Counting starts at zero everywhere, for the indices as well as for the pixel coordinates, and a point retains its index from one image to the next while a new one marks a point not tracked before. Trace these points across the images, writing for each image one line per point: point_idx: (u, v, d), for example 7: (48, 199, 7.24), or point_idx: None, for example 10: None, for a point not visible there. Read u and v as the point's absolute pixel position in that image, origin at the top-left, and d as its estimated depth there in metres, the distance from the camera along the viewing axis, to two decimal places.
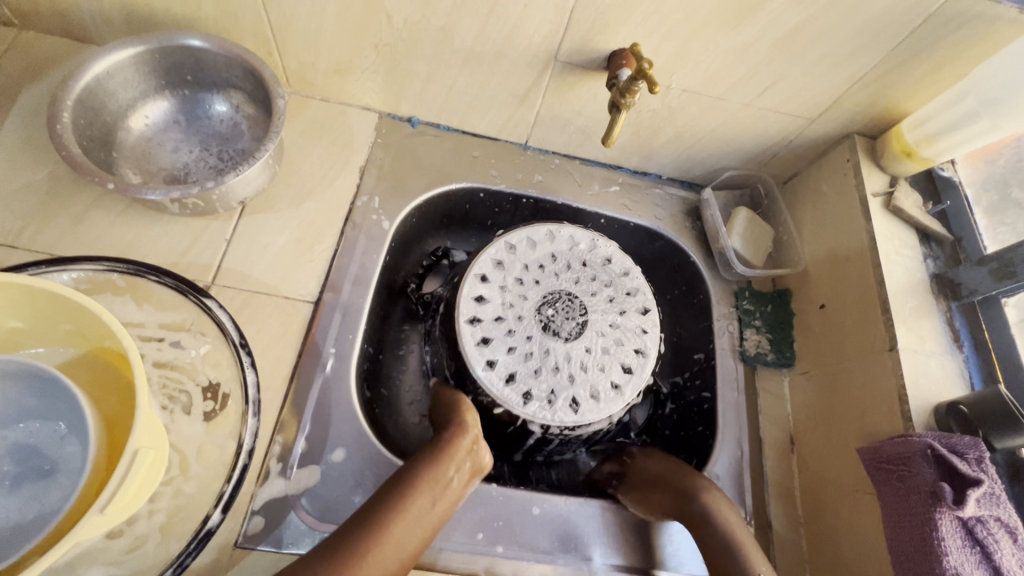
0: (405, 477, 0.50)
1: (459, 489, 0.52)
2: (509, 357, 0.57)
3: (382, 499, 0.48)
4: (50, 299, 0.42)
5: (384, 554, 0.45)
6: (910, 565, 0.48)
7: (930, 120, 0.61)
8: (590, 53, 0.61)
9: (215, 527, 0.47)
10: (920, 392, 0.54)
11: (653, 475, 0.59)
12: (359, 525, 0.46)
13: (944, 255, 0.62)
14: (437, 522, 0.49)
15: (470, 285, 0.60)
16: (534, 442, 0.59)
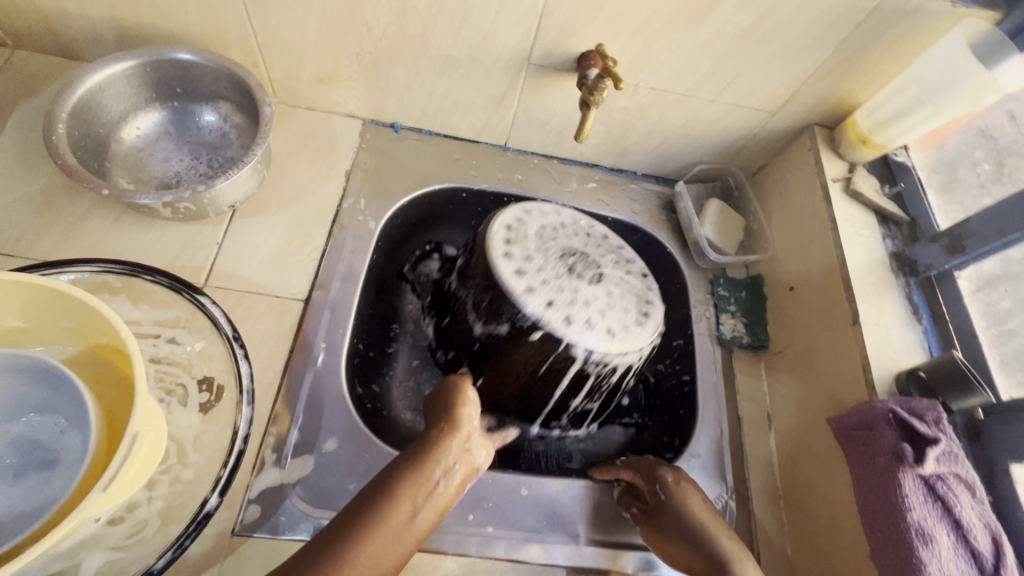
0: (385, 482, 0.45)
1: (446, 494, 0.47)
2: (543, 288, 0.58)
3: (359, 508, 0.43)
4: (50, 296, 0.45)
5: (356, 571, 0.40)
6: (877, 522, 0.51)
7: (880, 108, 0.65)
8: (561, 55, 0.65)
9: (213, 511, 0.48)
10: (883, 361, 0.57)
11: (689, 528, 0.54)
12: (339, 529, 0.42)
13: (902, 235, 0.66)
14: (421, 533, 0.44)
15: (497, 229, 0.61)
16: (567, 380, 0.60)
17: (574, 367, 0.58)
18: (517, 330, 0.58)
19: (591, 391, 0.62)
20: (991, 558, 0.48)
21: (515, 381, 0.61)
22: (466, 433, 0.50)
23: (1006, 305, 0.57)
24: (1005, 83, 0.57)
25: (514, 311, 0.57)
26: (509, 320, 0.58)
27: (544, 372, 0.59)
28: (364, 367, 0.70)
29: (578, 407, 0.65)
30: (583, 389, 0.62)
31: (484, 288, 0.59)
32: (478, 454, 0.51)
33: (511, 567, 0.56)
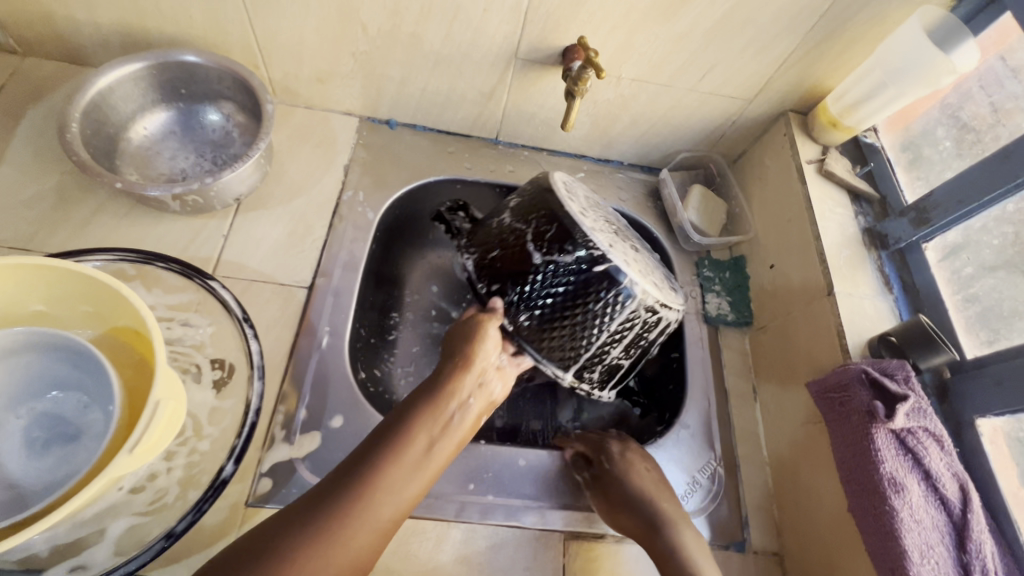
0: (402, 417, 0.47)
1: (462, 426, 0.50)
2: (604, 231, 0.57)
3: (377, 442, 0.46)
4: (73, 279, 0.47)
5: (378, 500, 0.43)
6: (854, 475, 0.54)
7: (849, 93, 0.69)
8: (546, 49, 0.68)
9: (229, 477, 0.51)
10: (857, 328, 0.61)
11: (633, 495, 0.59)
12: (358, 462, 0.44)
13: (874, 211, 0.70)
14: (440, 461, 0.47)
15: (560, 177, 0.61)
16: (613, 330, 0.56)
17: (629, 309, 0.55)
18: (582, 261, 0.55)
19: (628, 346, 0.59)
20: (960, 505, 0.51)
21: (557, 326, 0.56)
22: (480, 369, 0.53)
23: (969, 271, 0.60)
24: (960, 65, 0.60)
25: (585, 240, 0.55)
26: (576, 247, 0.55)
27: (593, 316, 0.55)
28: (367, 353, 0.73)
29: (611, 365, 0.60)
30: (621, 343, 0.58)
31: (550, 218, 0.57)
32: (490, 388, 0.54)
33: (511, 532, 0.59)
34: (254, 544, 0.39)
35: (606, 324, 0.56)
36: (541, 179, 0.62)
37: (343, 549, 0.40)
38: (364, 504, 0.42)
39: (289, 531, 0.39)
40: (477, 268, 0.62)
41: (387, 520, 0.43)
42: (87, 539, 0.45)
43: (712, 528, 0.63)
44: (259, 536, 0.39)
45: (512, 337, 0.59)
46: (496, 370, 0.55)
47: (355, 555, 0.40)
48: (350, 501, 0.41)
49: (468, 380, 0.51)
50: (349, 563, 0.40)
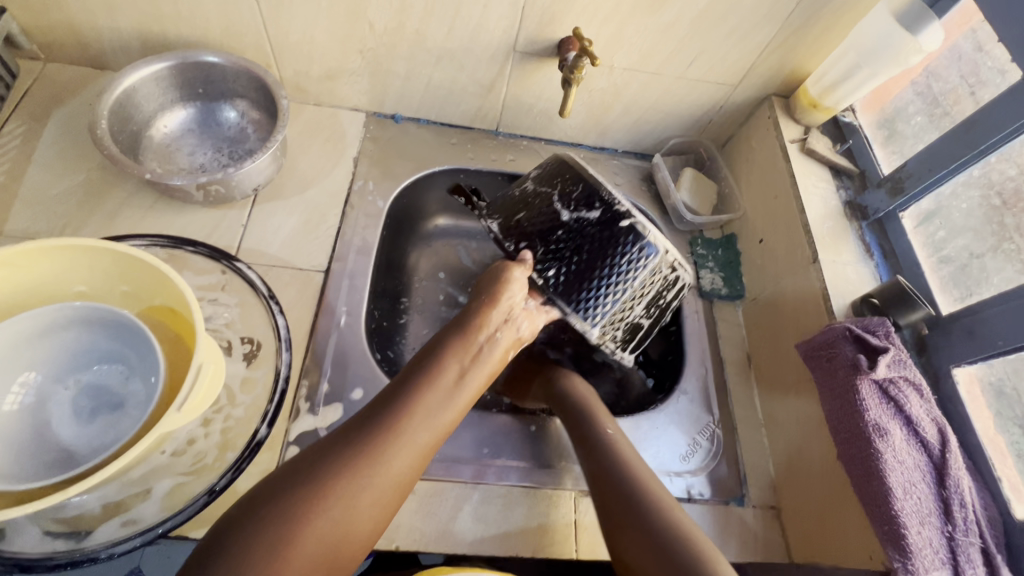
0: (436, 350, 0.51)
1: (491, 358, 0.53)
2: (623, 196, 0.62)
3: (411, 375, 0.49)
4: (113, 260, 0.51)
5: (417, 420, 0.46)
6: (841, 426, 0.58)
7: (826, 74, 0.73)
8: (543, 42, 0.73)
9: (264, 439, 0.55)
10: (840, 292, 0.65)
11: (536, 370, 0.74)
12: (398, 387, 0.48)
13: (854, 185, 0.74)
14: (473, 389, 0.50)
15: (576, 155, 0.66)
16: (639, 282, 0.59)
17: (651, 263, 0.59)
18: (609, 216, 0.58)
19: (649, 304, 0.61)
20: (940, 448, 0.55)
21: (584, 279, 0.58)
22: (506, 306, 0.55)
23: (943, 235, 0.65)
24: (926, 44, 0.65)
25: (610, 197, 0.59)
26: (603, 202, 0.59)
27: (620, 266, 0.58)
28: (381, 336, 0.77)
29: (633, 324, 0.61)
30: (643, 301, 0.60)
31: (574, 182, 0.61)
32: (518, 326, 0.56)
33: (523, 492, 0.62)
34: (298, 471, 0.41)
35: (631, 277, 0.58)
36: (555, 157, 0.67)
37: (385, 469, 0.43)
38: (402, 428, 0.45)
39: (332, 456, 0.42)
40: (503, 229, 0.64)
41: (424, 442, 0.45)
42: (134, 498, 0.49)
43: (712, 486, 0.67)
44: (300, 465, 0.42)
45: (541, 289, 0.59)
46: (522, 310, 0.57)
47: (398, 473, 0.44)
48: (388, 427, 0.44)
49: (494, 317, 0.54)
50: (392, 482, 0.43)
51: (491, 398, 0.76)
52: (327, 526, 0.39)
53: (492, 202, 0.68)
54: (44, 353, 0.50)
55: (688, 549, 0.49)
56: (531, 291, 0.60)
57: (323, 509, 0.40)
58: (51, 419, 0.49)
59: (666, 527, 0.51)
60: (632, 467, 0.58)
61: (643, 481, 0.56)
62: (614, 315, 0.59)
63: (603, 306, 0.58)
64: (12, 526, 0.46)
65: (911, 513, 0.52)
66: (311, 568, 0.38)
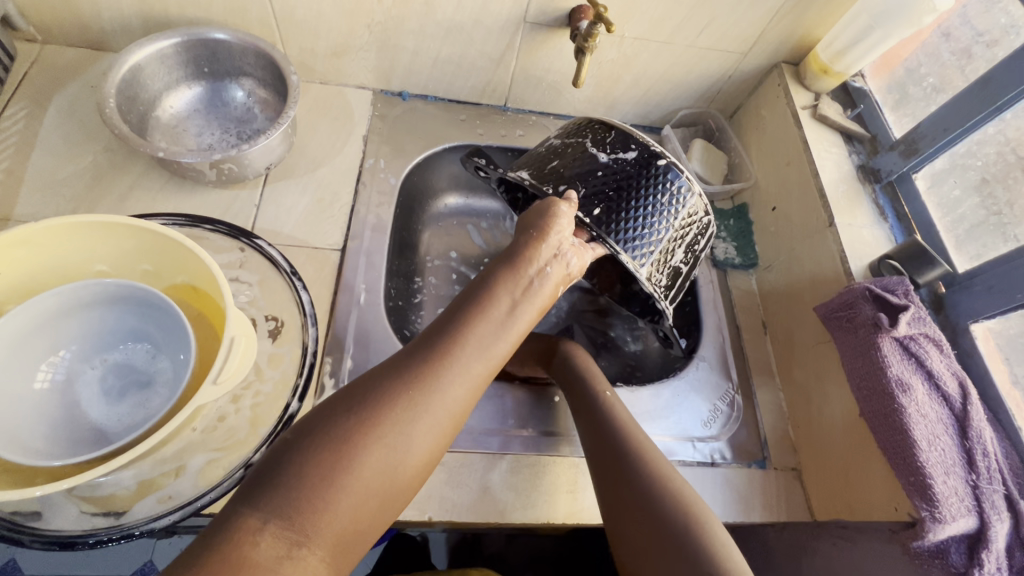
0: (482, 283, 0.48)
1: (542, 292, 0.50)
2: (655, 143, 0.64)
3: (452, 314, 0.46)
4: (135, 238, 0.51)
5: (468, 353, 0.44)
6: (863, 380, 0.59)
7: (836, 39, 0.74)
8: (553, 12, 0.72)
9: (296, 413, 0.53)
10: (858, 254, 0.66)
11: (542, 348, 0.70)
12: (445, 321, 0.45)
13: (865, 150, 0.75)
14: (525, 323, 0.48)
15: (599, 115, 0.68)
16: (680, 221, 0.61)
17: (688, 204, 0.61)
18: (645, 156, 0.61)
19: (688, 248, 0.64)
20: (961, 400, 0.56)
21: (631, 215, 0.59)
22: (556, 242, 0.52)
23: (956, 194, 0.65)
24: (940, 3, 0.65)
25: (644, 142, 0.62)
26: (639, 144, 0.61)
27: (663, 203, 0.60)
28: (399, 315, 0.77)
29: (673, 268, 0.63)
30: (682, 243, 0.63)
31: (604, 131, 0.63)
32: (568, 261, 0.53)
33: (551, 460, 0.63)
34: (351, 399, 0.40)
35: (673, 214, 0.61)
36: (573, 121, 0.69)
37: (438, 399, 0.41)
38: (455, 357, 0.43)
39: (386, 383, 0.41)
40: (539, 176, 0.63)
41: (478, 374, 0.43)
42: (169, 474, 0.48)
43: (734, 449, 0.68)
44: (351, 392, 0.41)
45: (588, 227, 0.58)
46: (571, 244, 0.54)
47: (451, 405, 0.42)
48: (439, 358, 0.43)
49: (544, 251, 0.51)
50: (444, 412, 0.41)
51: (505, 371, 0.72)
52: (382, 452, 0.38)
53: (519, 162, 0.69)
54: (71, 333, 0.49)
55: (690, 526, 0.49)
56: (577, 231, 0.59)
57: (376, 434, 0.39)
58: (80, 399, 0.49)
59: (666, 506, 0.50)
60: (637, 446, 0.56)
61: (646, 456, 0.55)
62: (658, 256, 0.60)
63: (648, 246, 0.60)
64: (48, 506, 0.46)
65: (937, 463, 0.53)
66: (366, 494, 0.37)
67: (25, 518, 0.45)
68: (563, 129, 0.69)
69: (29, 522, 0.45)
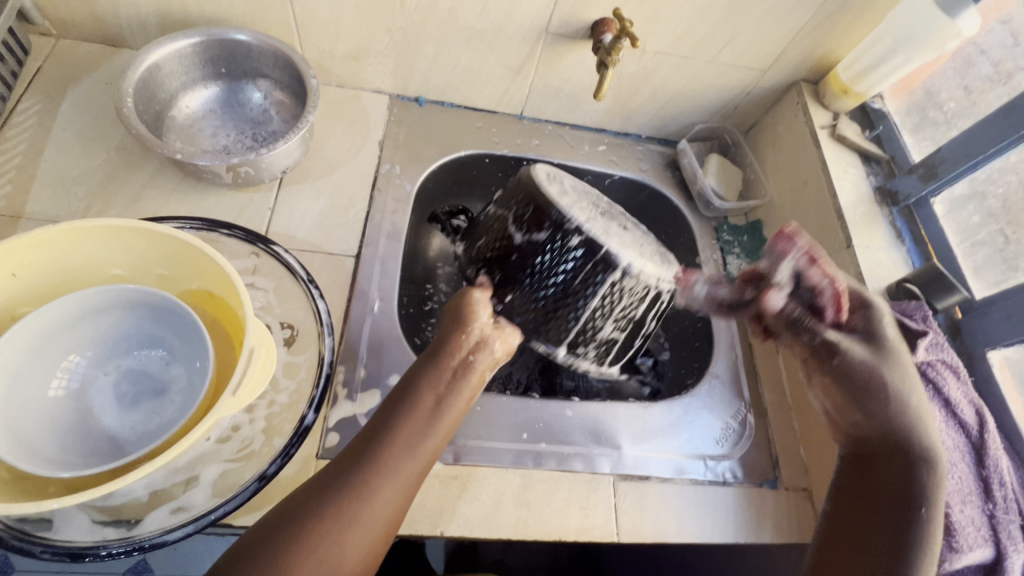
0: (408, 382, 0.51)
1: (468, 382, 0.53)
2: (582, 209, 0.63)
3: (387, 415, 0.49)
4: (153, 241, 0.50)
5: (399, 455, 0.46)
6: None
7: (859, 59, 0.73)
8: (576, 23, 0.72)
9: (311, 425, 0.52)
10: (875, 277, 0.66)
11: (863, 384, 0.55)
12: (379, 423, 0.48)
13: (882, 172, 0.75)
14: (452, 416, 0.50)
15: (538, 167, 0.66)
16: (598, 299, 0.62)
17: (608, 280, 0.61)
18: (558, 236, 0.61)
19: (618, 319, 0.65)
20: (977, 428, 0.56)
21: (547, 301, 0.63)
22: (477, 331, 0.56)
23: (976, 221, 0.66)
24: (964, 30, 0.66)
25: (560, 218, 0.61)
26: (551, 225, 0.61)
27: (576, 285, 0.61)
28: (412, 323, 0.76)
29: (603, 337, 0.66)
30: (608, 317, 0.64)
31: (523, 204, 0.63)
32: (492, 348, 0.56)
33: (563, 476, 0.63)
34: (297, 508, 0.42)
35: (594, 293, 0.62)
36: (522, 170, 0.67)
37: (372, 503, 0.44)
38: (388, 458, 0.46)
39: (330, 489, 0.43)
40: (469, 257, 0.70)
41: (408, 476, 0.46)
42: (182, 485, 0.47)
43: (745, 469, 0.68)
44: (298, 500, 0.43)
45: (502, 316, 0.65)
46: (493, 329, 0.57)
47: (388, 505, 0.44)
48: (374, 462, 0.45)
49: (466, 343, 0.54)
50: (374, 525, 0.43)
51: (822, 343, 0.58)
52: (326, 558, 0.41)
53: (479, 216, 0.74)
54: (85, 338, 0.48)
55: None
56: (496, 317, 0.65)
57: (324, 542, 0.41)
58: (93, 404, 0.48)
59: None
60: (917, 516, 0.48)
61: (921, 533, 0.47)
62: (579, 334, 0.65)
63: (565, 326, 0.64)
64: (58, 515, 0.45)
65: (954, 492, 0.52)
66: None
67: (34, 526, 0.44)
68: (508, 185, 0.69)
69: (37, 531, 0.44)
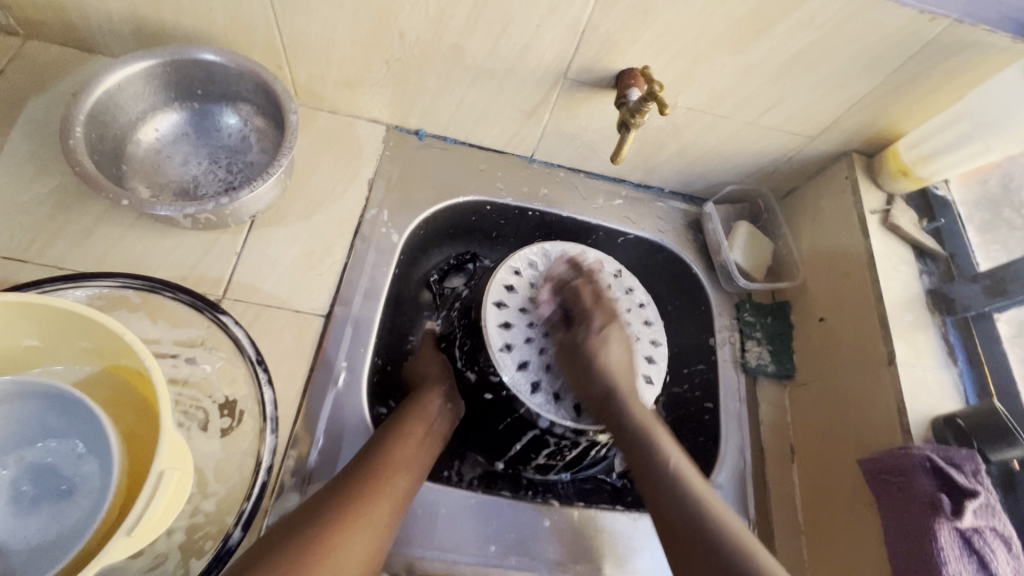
0: (395, 419, 0.57)
1: (443, 423, 0.59)
2: (525, 346, 0.59)
3: (375, 445, 0.54)
4: (67, 317, 0.43)
5: (394, 479, 0.52)
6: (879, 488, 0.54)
7: (925, 141, 0.64)
8: (599, 71, 0.62)
9: (235, 546, 0.47)
10: (918, 405, 0.56)
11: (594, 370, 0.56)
12: (369, 451, 0.53)
13: (939, 271, 0.65)
14: (433, 451, 0.56)
15: (504, 272, 0.62)
16: (525, 441, 0.59)
17: (528, 436, 0.58)
18: (483, 384, 0.59)
19: (552, 454, 0.60)
20: None
21: (484, 428, 0.62)
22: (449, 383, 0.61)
23: None
24: None
25: (487, 364, 0.58)
26: (480, 369, 0.59)
27: (503, 428, 0.59)
28: (382, 384, 0.65)
29: (541, 464, 0.62)
30: (544, 451, 0.59)
31: (467, 333, 0.61)
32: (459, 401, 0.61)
33: None
34: (304, 523, 0.46)
35: (516, 439, 0.59)
36: (490, 271, 0.64)
37: (371, 518, 0.48)
38: (386, 481, 0.51)
39: (333, 504, 0.48)
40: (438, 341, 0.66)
41: (402, 494, 0.52)
42: None
43: None
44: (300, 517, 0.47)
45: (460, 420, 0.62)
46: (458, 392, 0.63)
47: (383, 519, 0.49)
48: (373, 483, 0.50)
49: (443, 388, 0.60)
50: (372, 535, 0.48)
51: (569, 339, 0.59)
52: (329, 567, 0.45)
53: (467, 289, 0.68)
54: None
55: (709, 515, 0.48)
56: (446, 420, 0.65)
57: (329, 556, 0.45)
58: None
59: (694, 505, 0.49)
60: (660, 450, 0.53)
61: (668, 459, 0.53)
62: (511, 459, 0.62)
63: (501, 451, 0.61)
64: None
65: None
66: None
67: None
68: (479, 285, 0.64)
69: None
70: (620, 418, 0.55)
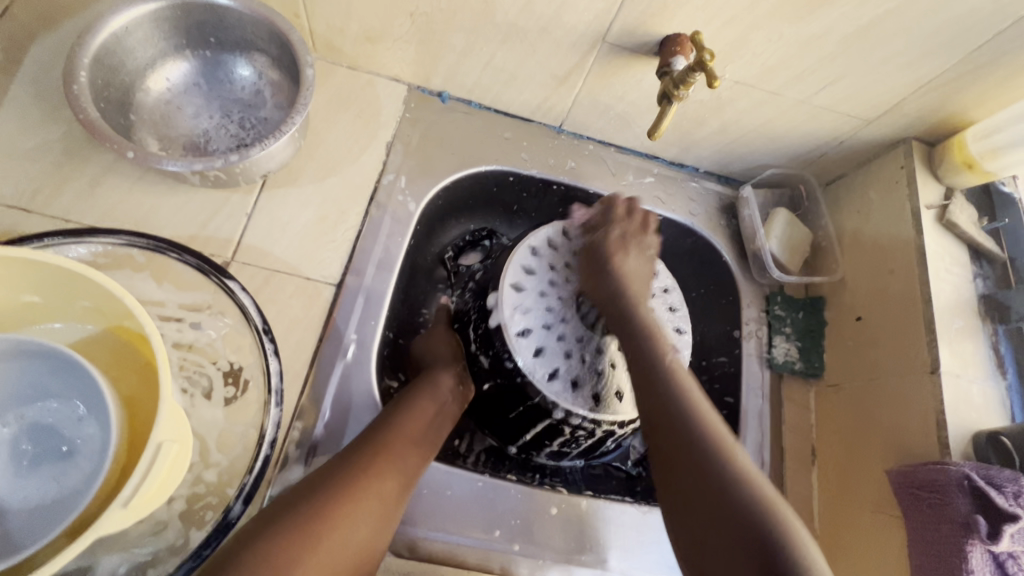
0: (402, 396, 0.55)
1: (452, 403, 0.56)
2: (543, 331, 0.56)
3: (382, 421, 0.52)
4: (66, 275, 0.41)
5: (400, 455, 0.50)
6: (911, 495, 0.51)
7: (999, 131, 0.58)
8: (641, 36, 0.57)
9: (236, 519, 0.47)
10: (960, 417, 0.53)
11: (604, 259, 0.58)
12: (374, 426, 0.51)
13: (995, 275, 0.61)
14: (442, 430, 0.54)
15: (522, 252, 0.59)
16: (538, 429, 0.57)
17: (537, 424, 0.56)
18: (496, 368, 0.56)
19: (564, 444, 0.58)
20: None
21: (493, 413, 0.59)
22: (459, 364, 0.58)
23: None
24: None
25: (502, 349, 0.55)
26: (493, 355, 0.56)
27: (514, 416, 0.57)
28: (394, 357, 0.63)
29: (554, 451, 0.59)
30: (557, 440, 0.57)
31: (481, 317, 0.58)
32: (469, 384, 0.59)
33: None
34: (310, 491, 0.45)
35: (529, 428, 0.57)
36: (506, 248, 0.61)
37: (374, 495, 0.47)
38: (391, 458, 0.49)
39: (336, 477, 0.47)
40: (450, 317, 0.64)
41: (407, 471, 0.50)
42: None
43: None
44: (307, 487, 0.46)
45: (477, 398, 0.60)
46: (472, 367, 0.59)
47: (387, 495, 0.48)
48: (377, 459, 0.48)
49: (453, 368, 0.58)
50: (374, 509, 0.46)
51: (585, 246, 0.61)
52: (334, 538, 0.44)
53: (484, 265, 0.64)
54: None
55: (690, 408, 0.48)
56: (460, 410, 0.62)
57: (334, 527, 0.44)
58: None
59: (723, 471, 0.43)
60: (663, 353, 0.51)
61: (683, 385, 0.49)
62: (523, 445, 0.59)
63: (513, 437, 0.59)
64: None
65: None
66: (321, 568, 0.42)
67: None
68: (495, 263, 0.61)
69: None
70: (625, 304, 0.55)
